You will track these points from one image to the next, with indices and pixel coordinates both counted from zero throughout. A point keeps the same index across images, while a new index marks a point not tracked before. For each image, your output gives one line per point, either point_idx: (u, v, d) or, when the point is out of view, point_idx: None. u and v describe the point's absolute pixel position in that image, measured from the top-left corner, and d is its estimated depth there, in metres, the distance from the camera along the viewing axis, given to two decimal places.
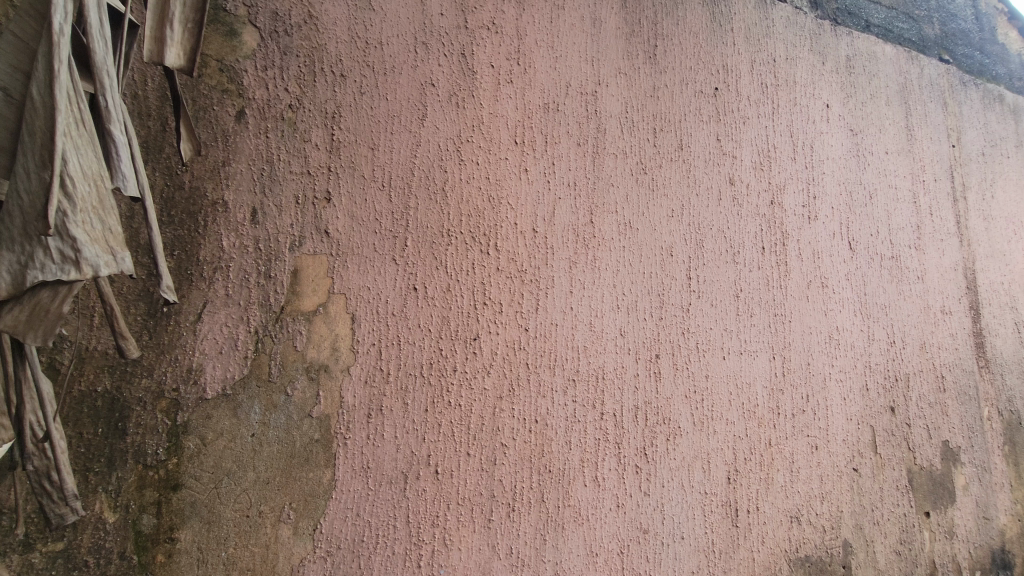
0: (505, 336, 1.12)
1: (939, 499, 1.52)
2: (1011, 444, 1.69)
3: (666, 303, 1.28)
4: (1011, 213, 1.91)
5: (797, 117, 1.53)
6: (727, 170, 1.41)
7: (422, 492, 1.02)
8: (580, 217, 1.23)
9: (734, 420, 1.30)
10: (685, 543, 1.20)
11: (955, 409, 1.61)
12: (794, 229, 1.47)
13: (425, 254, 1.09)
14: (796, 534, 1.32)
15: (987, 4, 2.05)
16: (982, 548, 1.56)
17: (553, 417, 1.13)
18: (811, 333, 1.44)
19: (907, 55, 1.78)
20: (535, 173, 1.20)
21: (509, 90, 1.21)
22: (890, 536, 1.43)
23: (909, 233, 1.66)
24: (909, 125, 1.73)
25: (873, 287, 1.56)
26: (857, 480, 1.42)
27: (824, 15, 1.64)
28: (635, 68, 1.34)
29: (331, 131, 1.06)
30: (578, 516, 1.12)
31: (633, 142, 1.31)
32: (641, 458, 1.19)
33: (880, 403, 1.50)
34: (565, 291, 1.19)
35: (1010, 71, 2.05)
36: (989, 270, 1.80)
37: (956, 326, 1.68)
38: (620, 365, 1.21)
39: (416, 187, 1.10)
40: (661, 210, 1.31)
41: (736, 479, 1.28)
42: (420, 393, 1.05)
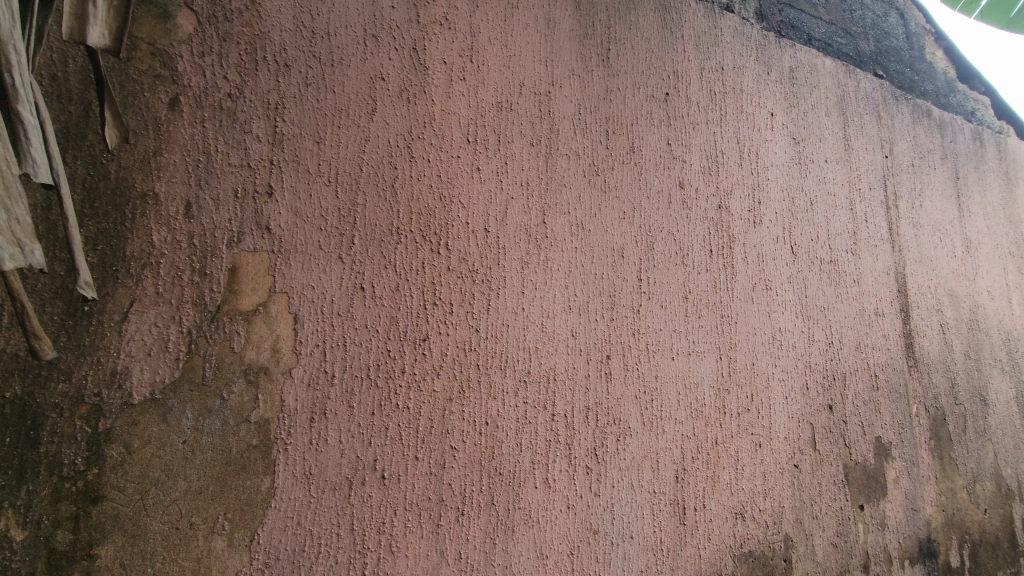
0: (455, 337, 1.10)
1: (873, 493, 1.60)
2: (937, 439, 1.79)
3: (617, 304, 1.29)
4: (937, 222, 2.03)
5: (743, 124, 1.58)
6: (677, 173, 1.43)
7: (368, 498, 0.99)
8: (532, 217, 1.22)
9: (682, 420, 1.32)
10: (634, 542, 1.21)
11: (887, 406, 1.70)
12: (740, 232, 1.51)
13: (373, 253, 1.06)
14: (740, 530, 1.35)
15: (917, 24, 2.17)
16: (911, 538, 1.64)
17: (504, 419, 1.12)
18: (756, 334, 1.48)
19: (844, 69, 1.86)
20: (487, 171, 1.19)
21: (463, 87, 1.19)
22: (828, 529, 1.49)
23: (846, 238, 1.74)
24: (847, 136, 1.82)
25: (813, 290, 1.62)
26: (797, 476, 1.47)
27: (769, 27, 1.70)
28: (589, 71, 1.35)
29: (274, 123, 1.02)
30: (528, 519, 1.11)
31: (586, 144, 1.31)
32: (592, 459, 1.19)
33: (819, 401, 1.56)
34: (516, 291, 1.18)
35: (936, 88, 2.18)
36: (918, 274, 1.91)
37: (888, 328, 1.77)
38: (571, 366, 1.21)
39: (364, 184, 1.07)
40: (613, 212, 1.32)
41: (684, 478, 1.30)
42: (367, 396, 1.01)
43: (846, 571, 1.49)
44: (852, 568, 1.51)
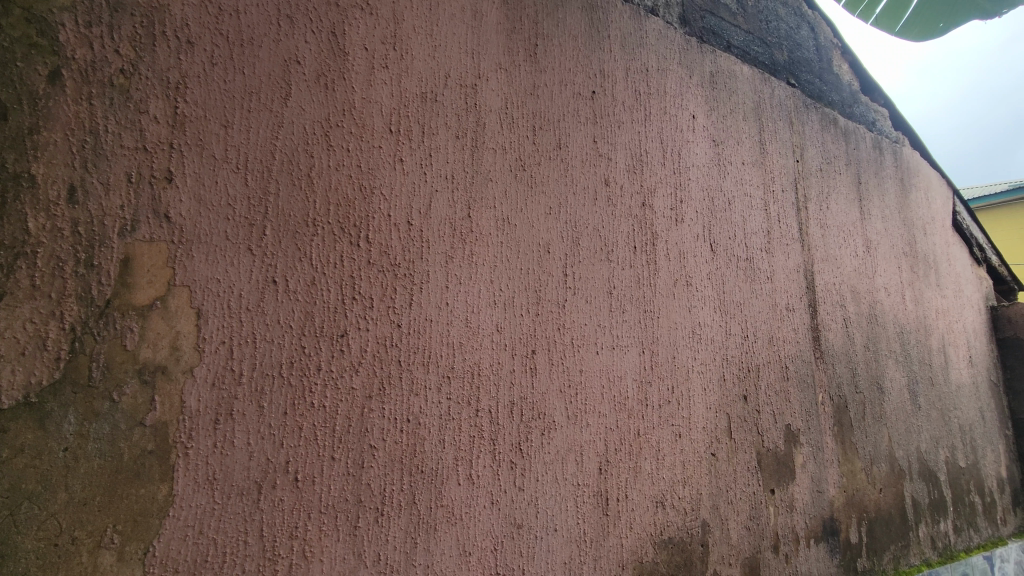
0: (375, 333, 1.07)
1: (783, 477, 1.69)
2: (840, 425, 1.92)
3: (543, 299, 1.30)
4: (842, 223, 2.18)
5: (667, 125, 1.63)
6: (603, 171, 1.46)
7: (279, 502, 0.94)
8: (457, 211, 1.20)
9: (605, 413, 1.35)
10: (557, 535, 1.22)
11: (796, 395, 1.80)
12: (663, 230, 1.56)
13: (287, 244, 1.01)
14: (660, 518, 1.39)
15: (826, 38, 2.32)
16: (816, 518, 1.76)
17: (426, 416, 1.10)
18: (677, 328, 1.53)
19: (760, 77, 1.96)
20: (410, 163, 1.16)
21: (385, 75, 1.15)
22: (742, 513, 1.56)
23: (761, 237, 1.83)
24: (762, 141, 1.92)
25: (730, 286, 1.70)
26: (714, 464, 1.53)
27: (692, 32, 1.76)
28: (516, 65, 1.35)
29: (174, 103, 0.94)
30: (450, 516, 1.09)
31: (513, 138, 1.31)
32: (516, 453, 1.19)
33: (734, 392, 1.63)
34: (440, 286, 1.16)
35: (842, 99, 2.34)
36: (824, 272, 2.04)
37: (798, 322, 1.88)
38: (495, 361, 1.20)
39: (277, 172, 1.02)
40: (539, 207, 1.33)
41: (607, 469, 1.32)
42: (279, 395, 0.96)
43: (758, 553, 1.57)
44: (763, 549, 1.59)
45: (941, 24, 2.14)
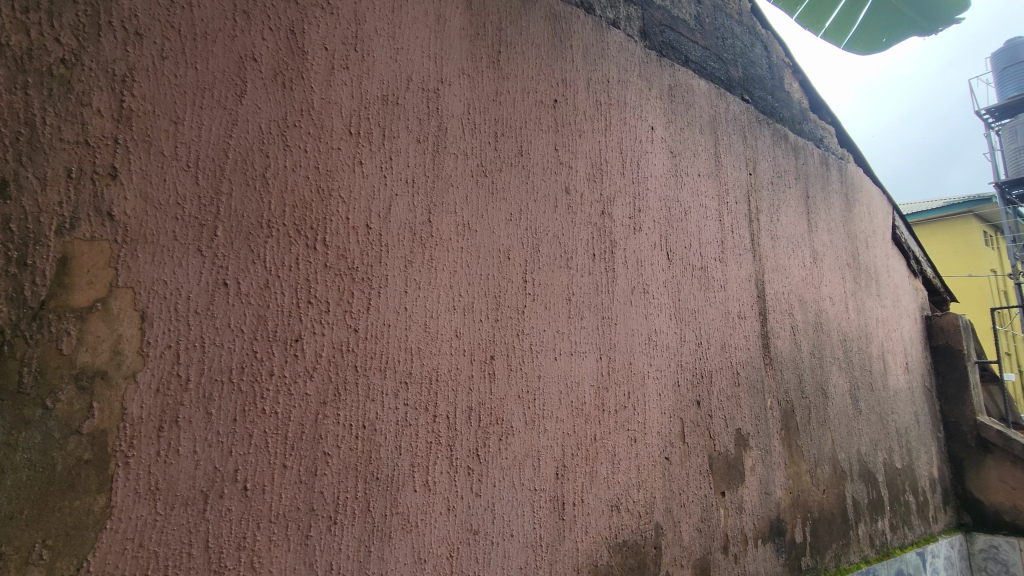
0: (330, 337, 1.05)
1: (733, 479, 1.75)
2: (787, 428, 2.00)
3: (502, 305, 1.30)
4: (791, 235, 2.27)
5: (626, 135, 1.67)
6: (563, 179, 1.48)
7: (226, 512, 0.90)
8: (417, 215, 1.20)
9: (563, 418, 1.36)
10: (513, 540, 1.22)
11: (747, 400, 1.87)
12: (621, 238, 1.59)
13: (240, 246, 0.98)
14: (615, 521, 1.42)
15: (778, 57, 2.42)
16: (764, 519, 1.82)
17: (383, 422, 1.08)
18: (634, 334, 1.57)
19: (716, 92, 2.03)
20: (369, 166, 1.15)
21: (345, 76, 1.14)
22: (694, 515, 1.61)
23: (715, 246, 1.89)
24: (717, 154, 1.98)
25: (685, 293, 1.75)
26: (668, 467, 1.57)
27: (651, 46, 1.81)
28: (478, 71, 1.35)
29: (120, 97, 0.90)
30: (405, 523, 1.08)
31: (475, 144, 1.32)
32: (473, 459, 1.19)
33: (688, 397, 1.68)
34: (399, 290, 1.15)
35: (792, 115, 2.44)
36: (774, 281, 2.12)
37: (749, 329, 1.95)
38: (454, 367, 1.20)
39: (230, 171, 0.99)
40: (500, 213, 1.34)
41: (564, 474, 1.34)
42: (228, 401, 0.93)
43: (709, 554, 1.61)
44: (714, 550, 1.63)
45: (883, 39, 2.31)
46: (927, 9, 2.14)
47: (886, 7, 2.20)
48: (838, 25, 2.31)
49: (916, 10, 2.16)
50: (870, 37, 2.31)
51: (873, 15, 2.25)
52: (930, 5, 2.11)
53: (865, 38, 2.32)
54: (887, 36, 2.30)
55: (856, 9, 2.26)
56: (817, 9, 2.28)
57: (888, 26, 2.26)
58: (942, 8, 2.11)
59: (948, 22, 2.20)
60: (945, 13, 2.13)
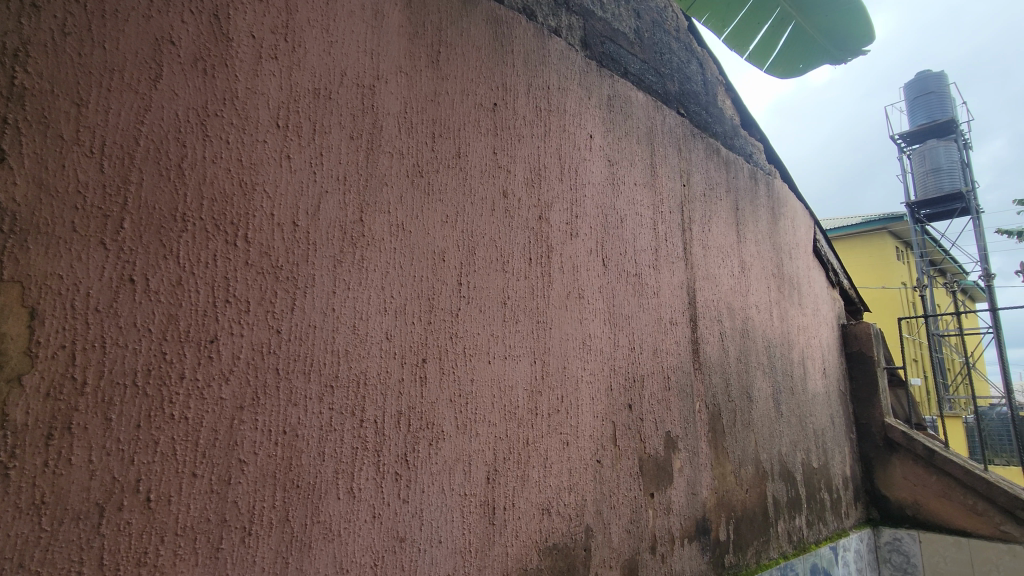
0: (250, 338, 1.00)
1: (662, 481, 1.80)
2: (714, 431, 2.08)
3: (436, 307, 1.29)
4: (721, 245, 2.37)
5: (565, 142, 1.70)
6: (501, 182, 1.48)
7: (125, 526, 0.83)
8: (348, 214, 1.16)
9: (495, 422, 1.36)
10: (441, 547, 1.20)
11: (677, 403, 1.93)
12: (558, 243, 1.61)
13: (149, 239, 0.91)
14: (546, 525, 1.42)
15: (713, 74, 2.52)
16: (690, 518, 1.88)
17: (305, 427, 1.04)
18: (569, 339, 1.59)
19: (653, 104, 2.09)
20: (298, 161, 1.10)
21: (274, 67, 1.09)
22: (623, 517, 1.64)
23: (649, 254, 1.95)
24: (653, 165, 2.04)
25: (619, 299, 1.79)
26: (599, 470, 1.60)
27: (592, 56, 1.85)
28: (417, 70, 1.33)
29: (11, 72, 0.82)
30: (327, 533, 1.04)
31: (411, 143, 1.30)
32: (401, 465, 1.16)
33: (620, 401, 1.71)
34: (326, 291, 1.11)
35: (724, 130, 2.55)
36: (705, 289, 2.21)
37: (680, 335, 2.02)
38: (383, 370, 1.17)
39: (141, 159, 0.92)
40: (436, 215, 1.32)
41: (495, 478, 1.33)
42: (131, 406, 0.86)
43: (637, 554, 1.65)
44: (642, 551, 1.67)
45: (800, 65, 2.35)
46: (840, 37, 2.20)
47: (804, 32, 2.23)
48: (762, 48, 2.30)
49: (830, 38, 2.22)
50: (789, 61, 2.34)
51: (792, 40, 2.27)
52: (842, 33, 2.18)
53: (785, 62, 2.35)
54: (803, 62, 2.34)
55: (777, 33, 2.27)
56: (742, 31, 2.28)
57: (806, 52, 2.29)
58: (854, 37, 2.19)
59: (855, 53, 2.29)
60: (856, 42, 2.20)
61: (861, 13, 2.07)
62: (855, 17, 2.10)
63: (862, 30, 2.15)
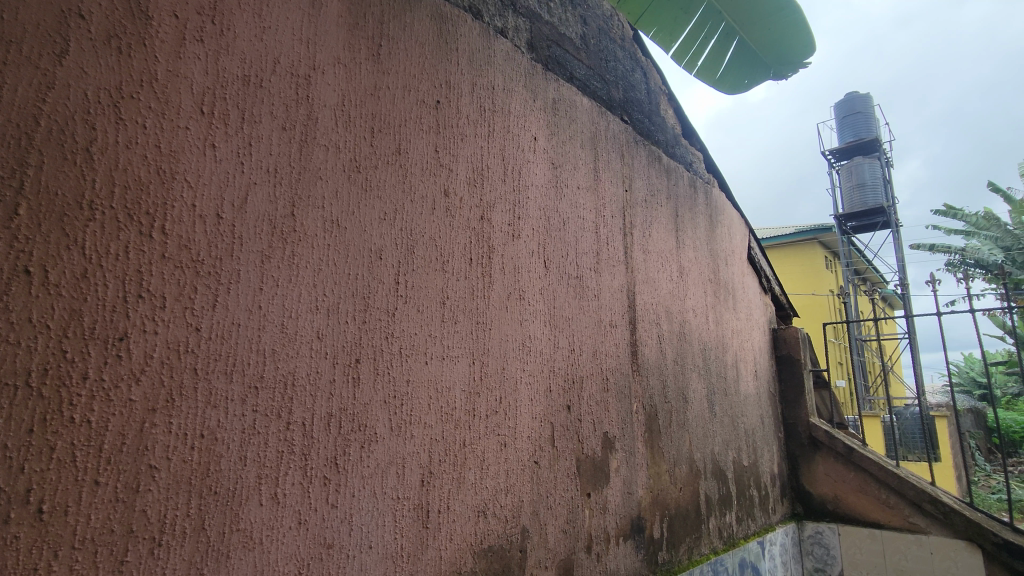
0: (165, 336, 0.94)
1: (598, 481, 1.82)
2: (650, 431, 2.13)
3: (371, 307, 1.25)
4: (661, 250, 2.44)
5: (509, 144, 1.70)
6: (443, 181, 1.47)
7: (12, 541, 0.76)
8: (278, 208, 1.12)
9: (431, 424, 1.34)
10: (372, 552, 1.17)
11: (615, 405, 1.96)
12: (499, 244, 1.61)
13: (50, 228, 0.84)
14: (481, 527, 1.41)
15: (656, 84, 2.59)
16: (626, 517, 1.92)
17: (225, 430, 0.98)
18: (508, 340, 1.59)
19: (598, 110, 2.13)
20: (224, 150, 1.05)
21: (199, 49, 1.03)
22: (560, 517, 1.65)
23: (591, 257, 1.98)
24: (597, 170, 2.08)
25: (560, 301, 1.81)
26: (536, 471, 1.60)
27: (538, 59, 1.86)
28: (356, 62, 1.30)
29: None
30: (247, 541, 0.99)
31: (348, 137, 1.26)
32: (330, 469, 1.13)
33: (559, 402, 1.73)
34: (252, 288, 1.06)
35: (666, 139, 2.63)
36: (644, 293, 2.27)
37: (619, 337, 2.06)
38: (313, 370, 1.13)
39: (41, 140, 0.84)
40: (373, 212, 1.29)
41: (430, 481, 1.31)
42: (22, 409, 0.78)
43: (572, 554, 1.66)
44: (577, 550, 1.69)
45: (745, 81, 2.42)
46: (782, 55, 2.28)
47: (747, 48, 2.30)
48: (709, 63, 2.35)
49: (773, 55, 2.30)
50: (735, 78, 2.41)
51: (737, 56, 2.34)
52: (785, 51, 2.26)
53: (731, 78, 2.41)
54: (748, 78, 2.42)
55: (722, 49, 2.32)
56: (691, 46, 2.31)
57: (749, 68, 2.36)
58: (794, 54, 2.27)
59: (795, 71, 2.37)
60: (796, 58, 2.28)
61: (800, 33, 2.17)
62: (795, 35, 2.18)
63: (803, 47, 2.23)
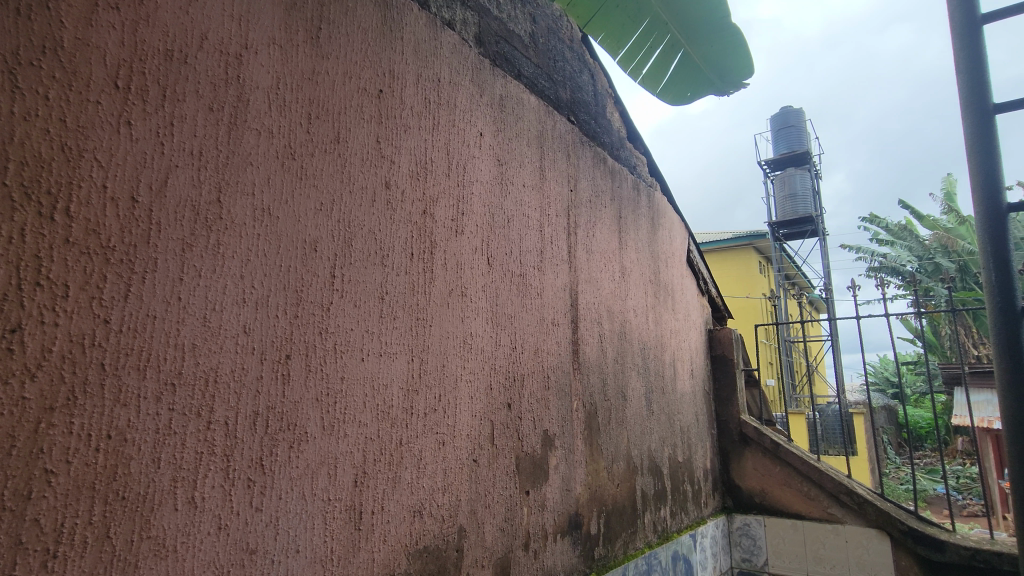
0: (68, 328, 0.85)
1: (537, 479, 1.83)
2: (589, 429, 2.16)
3: (304, 300, 1.20)
4: (604, 250, 2.48)
5: (454, 138, 1.67)
6: (384, 173, 1.43)
7: None
8: (202, 193, 1.05)
9: (366, 422, 1.30)
10: (299, 557, 1.12)
11: (555, 403, 1.98)
12: (441, 239, 1.58)
13: None
14: (417, 527, 1.38)
15: (603, 87, 2.63)
16: (563, 514, 1.93)
17: (136, 431, 0.91)
18: (449, 337, 1.56)
19: (545, 109, 2.14)
20: (141, 128, 0.97)
21: (114, 18, 0.95)
22: (498, 516, 1.64)
23: (534, 255, 1.99)
24: (542, 168, 2.08)
25: (502, 299, 1.80)
26: (475, 469, 1.59)
27: (486, 54, 1.84)
28: (293, 44, 1.24)
29: None
30: (159, 549, 0.92)
31: (282, 122, 1.20)
32: (255, 470, 1.07)
33: (500, 400, 1.72)
34: (170, 278, 0.98)
35: (611, 141, 2.67)
36: (586, 292, 2.29)
37: (561, 335, 2.08)
38: (238, 367, 1.07)
39: None
40: (308, 201, 1.24)
41: (363, 481, 1.27)
42: None
43: (509, 552, 1.66)
44: (515, 548, 1.69)
45: (689, 93, 2.29)
46: (726, 69, 2.18)
47: (692, 61, 2.18)
48: (653, 73, 2.21)
49: (716, 69, 2.19)
50: (678, 89, 2.27)
51: (681, 68, 2.21)
52: (728, 66, 2.16)
53: (675, 88, 2.27)
54: (691, 90, 2.29)
55: (666, 60, 2.18)
56: (636, 54, 2.15)
57: (693, 82, 2.24)
58: (738, 71, 2.17)
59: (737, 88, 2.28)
60: (738, 75, 2.20)
61: (744, 45, 2.07)
62: (739, 49, 2.08)
63: (746, 62, 2.14)
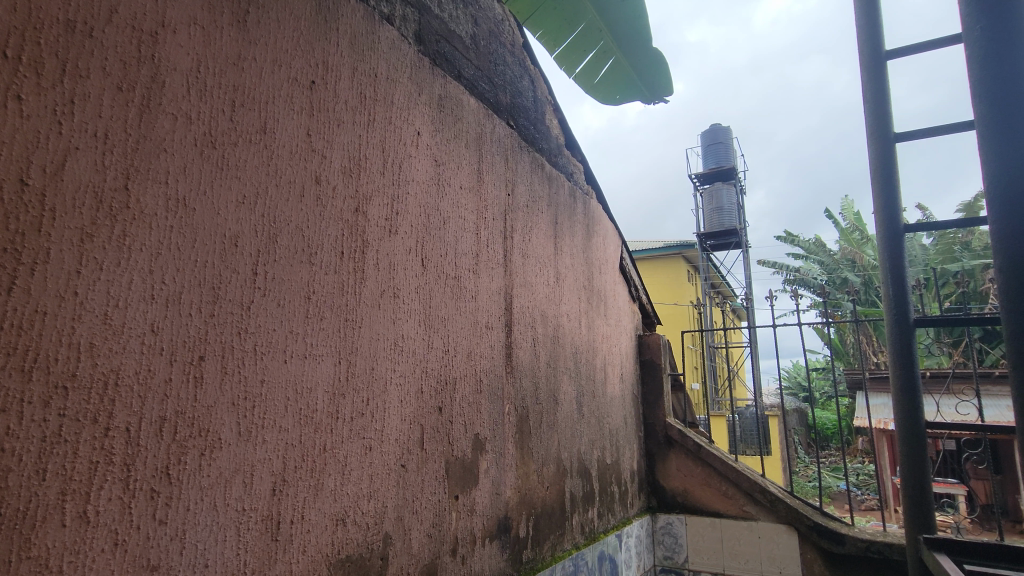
0: None
1: (467, 483, 1.81)
2: (521, 432, 2.17)
3: (221, 299, 1.13)
4: (540, 255, 2.51)
5: (391, 135, 1.64)
6: (314, 167, 1.37)
7: None
8: (107, 178, 0.96)
9: (287, 428, 1.24)
10: (207, 572, 1.05)
11: (486, 407, 1.97)
12: (374, 239, 1.54)
13: None
14: (339, 536, 1.33)
15: (543, 93, 2.66)
16: (492, 518, 1.93)
17: (17, 439, 0.82)
18: (379, 339, 1.52)
19: (485, 112, 2.14)
20: (34, 104, 0.88)
21: None
22: (425, 522, 1.61)
23: (469, 258, 1.98)
24: (480, 171, 2.08)
25: (436, 301, 1.78)
26: (403, 475, 1.55)
27: (425, 52, 1.82)
28: (217, 26, 1.17)
29: None
30: (41, 570, 0.83)
31: (202, 108, 1.13)
32: (160, 481, 0.99)
33: (430, 404, 1.69)
34: (65, 270, 0.89)
35: (549, 147, 2.71)
36: (521, 295, 2.31)
37: (494, 339, 2.08)
38: (143, 369, 0.98)
39: None
40: (229, 194, 1.16)
41: (282, 489, 1.21)
42: None
43: (436, 558, 1.64)
44: (442, 554, 1.66)
45: (618, 96, 2.34)
46: (653, 81, 2.30)
47: (622, 67, 2.24)
48: (586, 71, 2.24)
49: (644, 79, 2.28)
50: (609, 90, 2.31)
51: (613, 71, 2.26)
52: (653, 77, 2.28)
53: (606, 89, 2.31)
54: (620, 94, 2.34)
55: (598, 62, 2.22)
56: (572, 53, 2.18)
57: (622, 85, 2.29)
58: (661, 82, 2.30)
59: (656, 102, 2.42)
60: (660, 90, 2.35)
61: (663, 65, 2.24)
62: (659, 67, 2.24)
63: (668, 79, 2.29)
